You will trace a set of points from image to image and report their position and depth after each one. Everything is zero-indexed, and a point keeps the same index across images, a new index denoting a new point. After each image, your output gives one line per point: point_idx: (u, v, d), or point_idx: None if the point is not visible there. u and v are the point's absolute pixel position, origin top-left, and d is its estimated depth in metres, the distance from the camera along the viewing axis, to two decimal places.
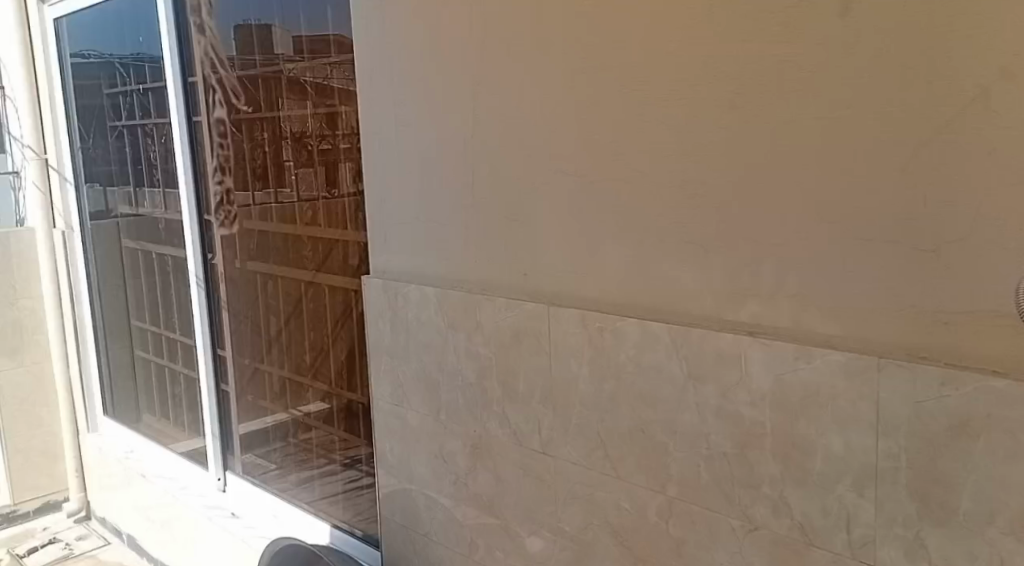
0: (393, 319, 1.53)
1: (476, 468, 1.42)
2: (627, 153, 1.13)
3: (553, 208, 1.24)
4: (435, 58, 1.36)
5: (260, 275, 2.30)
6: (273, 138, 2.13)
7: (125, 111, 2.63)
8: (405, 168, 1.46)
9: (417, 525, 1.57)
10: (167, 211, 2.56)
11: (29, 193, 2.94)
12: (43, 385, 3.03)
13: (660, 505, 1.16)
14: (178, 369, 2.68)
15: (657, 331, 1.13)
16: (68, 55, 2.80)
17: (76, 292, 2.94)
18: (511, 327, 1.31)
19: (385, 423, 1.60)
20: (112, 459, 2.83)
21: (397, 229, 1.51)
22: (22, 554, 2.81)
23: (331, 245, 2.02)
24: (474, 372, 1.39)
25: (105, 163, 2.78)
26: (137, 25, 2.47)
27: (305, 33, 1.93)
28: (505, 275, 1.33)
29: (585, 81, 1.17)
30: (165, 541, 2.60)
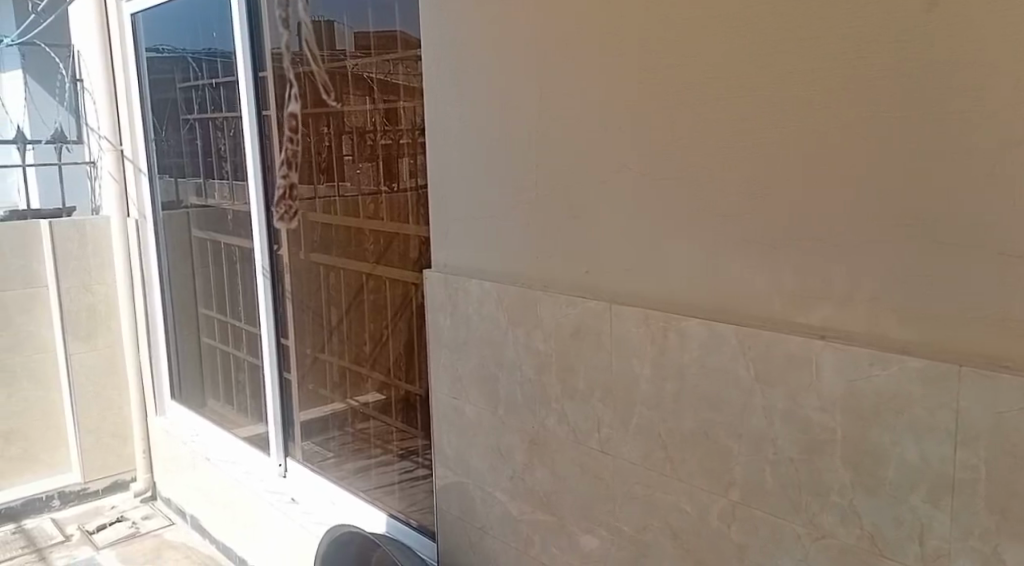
0: (453, 313, 1.54)
1: (534, 465, 1.42)
2: (695, 151, 1.11)
3: (617, 205, 1.23)
4: (502, 53, 1.36)
5: (323, 267, 2.35)
6: (336, 131, 2.17)
7: (198, 104, 2.70)
8: (469, 163, 1.47)
9: (473, 518, 1.57)
10: (235, 202, 2.62)
11: (105, 183, 3.05)
12: (115, 368, 3.14)
13: (723, 509, 1.14)
14: (243, 356, 2.75)
15: (723, 332, 1.11)
16: (144, 50, 2.88)
17: (147, 280, 3.03)
18: (573, 324, 1.31)
19: (443, 415, 1.61)
20: (178, 442, 2.92)
21: (460, 223, 1.51)
22: (92, 531, 2.91)
23: (392, 238, 2.04)
24: (534, 368, 1.39)
25: (177, 155, 2.87)
26: (210, 22, 2.53)
27: (372, 30, 1.95)
28: (567, 272, 1.33)
29: (653, 77, 1.15)
30: (227, 524, 2.67)
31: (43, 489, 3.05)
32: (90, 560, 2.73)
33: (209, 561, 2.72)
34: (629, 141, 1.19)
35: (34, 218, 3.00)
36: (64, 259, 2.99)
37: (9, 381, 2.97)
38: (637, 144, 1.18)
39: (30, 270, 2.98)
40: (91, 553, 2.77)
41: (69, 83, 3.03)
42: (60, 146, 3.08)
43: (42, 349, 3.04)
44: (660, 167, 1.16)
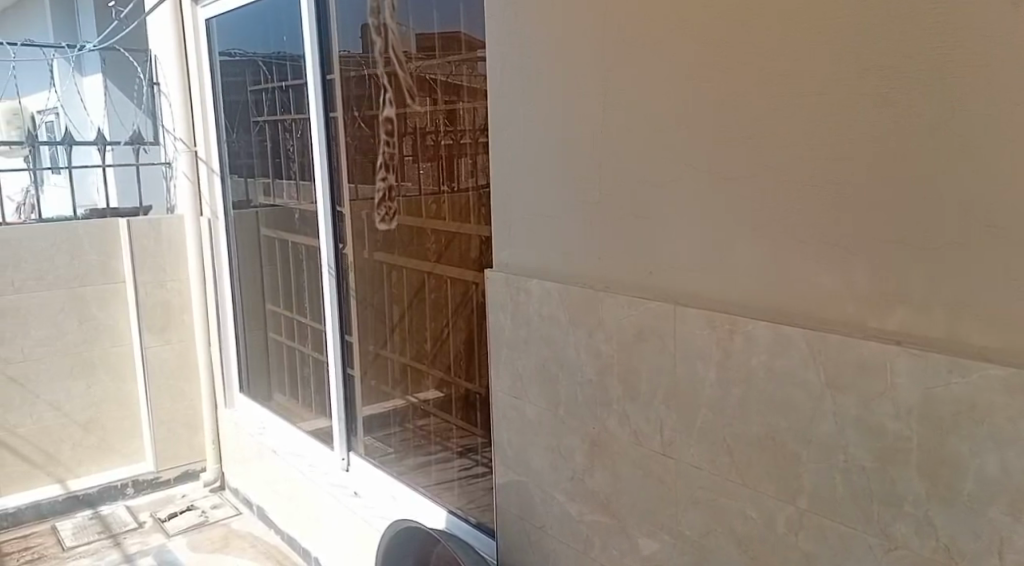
0: (514, 312, 1.55)
1: (595, 467, 1.42)
2: (765, 151, 1.10)
3: (685, 206, 1.22)
4: (569, 54, 1.36)
5: (385, 265, 2.38)
6: (399, 131, 2.20)
7: (267, 106, 2.77)
8: (531, 162, 1.47)
9: (533, 518, 1.57)
10: (302, 202, 2.68)
11: (180, 183, 3.15)
12: (187, 362, 3.24)
13: (790, 516, 1.12)
14: (308, 351, 2.81)
15: (793, 336, 1.09)
16: (216, 54, 2.96)
17: (217, 277, 3.12)
18: (636, 326, 1.30)
19: (503, 415, 1.62)
20: (246, 434, 3.00)
21: (523, 224, 1.52)
22: (164, 518, 3.02)
23: (455, 238, 2.06)
24: (596, 369, 1.38)
25: (247, 155, 2.94)
26: (280, 26, 2.59)
27: (437, 32, 1.97)
28: (631, 274, 1.32)
29: (723, 76, 1.14)
30: (291, 515, 2.74)
31: (119, 477, 3.17)
32: (162, 546, 2.82)
33: (274, 551, 2.78)
34: (697, 141, 1.18)
35: (113, 216, 3.13)
36: (140, 256, 3.10)
37: (88, 373, 3.09)
38: (705, 144, 1.17)
39: (109, 266, 3.10)
40: (163, 540, 2.86)
41: (148, 87, 3.16)
42: (138, 148, 3.18)
43: (119, 342, 3.15)
44: (729, 167, 1.15)
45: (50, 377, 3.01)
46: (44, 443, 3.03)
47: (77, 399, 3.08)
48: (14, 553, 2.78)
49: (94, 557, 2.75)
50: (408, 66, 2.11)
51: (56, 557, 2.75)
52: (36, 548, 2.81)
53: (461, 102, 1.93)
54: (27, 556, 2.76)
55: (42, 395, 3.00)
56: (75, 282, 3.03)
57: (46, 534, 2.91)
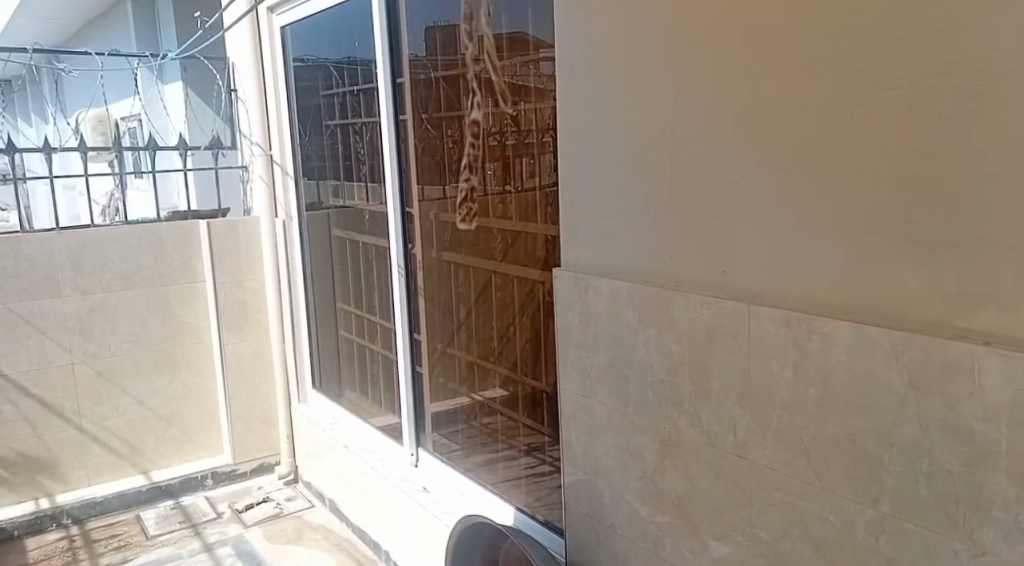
0: (583, 311, 1.55)
1: (666, 467, 1.41)
2: (843, 149, 1.08)
3: (760, 205, 1.20)
4: (641, 53, 1.36)
5: (453, 264, 2.47)
6: (460, 132, 2.28)
7: (339, 111, 2.83)
8: (602, 160, 1.48)
9: (602, 517, 1.58)
10: (371, 203, 2.74)
11: (255, 187, 3.25)
12: (262, 360, 3.34)
13: (871, 520, 1.10)
14: (377, 348, 2.87)
15: (874, 336, 1.07)
16: (291, 60, 3.04)
17: (291, 277, 3.21)
18: (708, 326, 1.29)
19: (571, 414, 1.63)
20: (318, 429, 3.07)
21: (592, 224, 1.52)
22: (241, 509, 3.12)
23: (519, 237, 2.11)
24: (666, 369, 1.38)
25: (319, 159, 3.02)
26: (350, 31, 2.64)
27: (505, 31, 1.99)
28: (703, 273, 1.31)
29: (799, 73, 1.12)
30: (362, 509, 2.80)
31: (199, 469, 3.29)
32: (239, 537, 2.91)
33: (346, 544, 2.85)
34: (775, 139, 1.17)
35: (194, 218, 3.24)
36: (220, 256, 3.21)
37: (170, 369, 3.21)
38: (783, 142, 1.16)
39: (189, 266, 3.22)
40: (240, 530, 2.96)
41: (224, 93, 3.26)
42: (217, 152, 3.28)
43: (198, 340, 3.26)
44: (806, 164, 1.13)
45: (135, 373, 3.14)
46: (129, 436, 3.17)
47: (160, 394, 3.20)
48: (102, 541, 2.91)
49: (176, 546, 2.86)
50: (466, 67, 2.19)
51: (141, 545, 2.87)
52: (122, 536, 2.93)
53: (527, 102, 1.96)
54: (113, 544, 2.89)
55: (128, 390, 3.14)
56: (158, 281, 3.15)
57: (131, 523, 3.04)
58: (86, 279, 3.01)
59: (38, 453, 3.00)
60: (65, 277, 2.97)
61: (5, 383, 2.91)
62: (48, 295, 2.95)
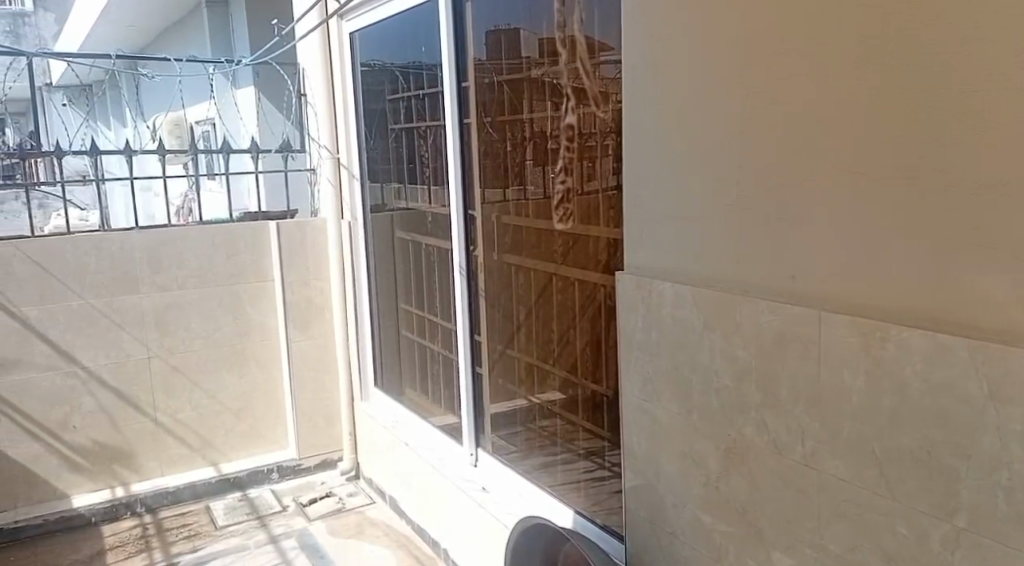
0: (646, 315, 1.56)
1: (730, 474, 1.41)
2: (921, 155, 1.07)
3: (831, 209, 1.20)
4: (709, 56, 1.36)
5: (514, 266, 2.50)
6: (523, 137, 2.34)
7: (404, 115, 2.88)
8: (667, 163, 1.48)
9: (663, 523, 1.58)
10: (433, 205, 2.79)
11: (322, 188, 3.33)
12: (327, 357, 3.41)
13: (946, 534, 1.09)
14: (437, 348, 2.91)
15: (951, 345, 1.05)
16: (359, 64, 3.10)
17: (355, 277, 3.28)
18: (775, 332, 1.29)
19: (632, 419, 1.64)
20: (380, 426, 3.13)
21: (656, 228, 1.53)
22: (305, 503, 3.19)
23: (579, 241, 2.16)
24: (732, 374, 1.38)
25: (385, 162, 3.08)
26: (416, 36, 2.69)
27: (573, 28, 2.00)
28: (772, 278, 1.31)
29: (874, 76, 1.12)
30: (422, 506, 2.84)
31: (265, 462, 3.38)
32: (304, 530, 2.98)
33: (406, 540, 2.90)
34: (847, 143, 1.16)
35: (263, 219, 3.34)
36: (288, 256, 3.29)
37: (240, 364, 3.31)
38: (857, 147, 1.15)
39: (259, 265, 3.31)
40: (304, 523, 3.04)
41: (296, 98, 3.35)
42: (287, 156, 3.38)
43: (264, 336, 3.35)
44: (881, 169, 1.12)
45: (207, 368, 3.25)
46: (201, 429, 3.27)
47: (229, 388, 3.30)
48: (173, 529, 3.02)
49: (244, 537, 2.95)
50: (529, 71, 2.27)
51: (210, 535, 2.96)
52: (192, 526, 3.04)
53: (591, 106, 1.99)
54: (185, 532, 2.99)
55: (200, 384, 3.24)
56: (229, 279, 3.25)
57: (201, 513, 3.15)
58: (162, 276, 3.12)
59: (116, 443, 3.12)
60: (143, 274, 3.09)
61: (87, 376, 3.04)
62: (128, 291, 3.07)
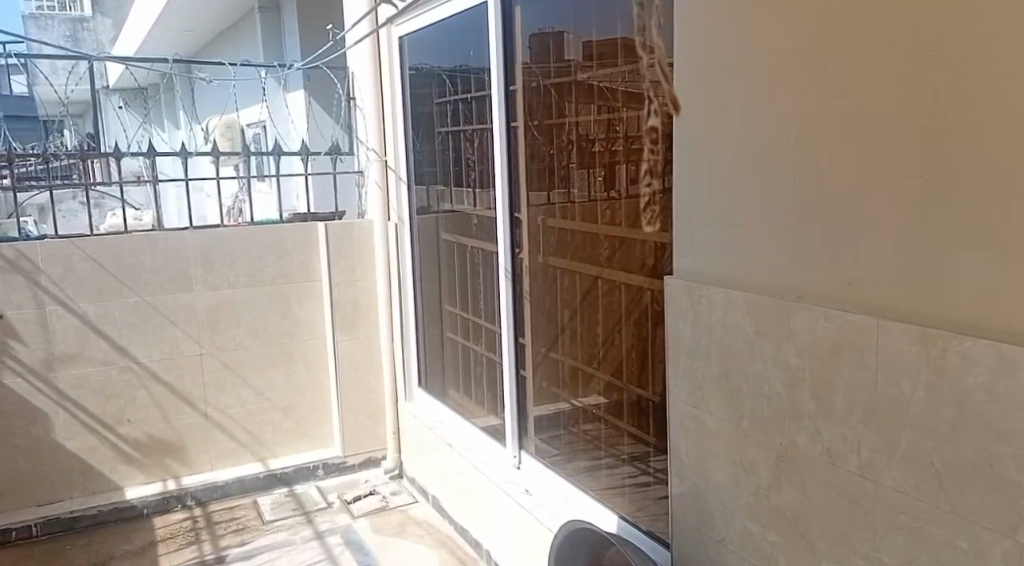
0: (695, 319, 1.56)
1: (782, 483, 1.40)
2: (986, 163, 1.06)
3: (891, 217, 1.19)
4: (765, 61, 1.36)
5: (559, 270, 2.51)
6: (570, 142, 2.36)
7: (451, 118, 2.91)
8: (721, 166, 1.48)
9: (711, 530, 1.58)
10: (478, 207, 2.81)
11: (369, 190, 3.38)
12: (372, 357, 3.46)
13: (1008, 549, 1.07)
14: (481, 349, 2.93)
15: (1015, 356, 1.04)
16: (408, 68, 3.14)
17: (401, 278, 3.32)
18: (831, 339, 1.28)
19: (680, 424, 1.64)
20: (424, 426, 3.16)
21: (706, 233, 1.53)
22: (350, 501, 3.24)
23: (625, 243, 2.17)
24: (784, 382, 1.37)
25: (432, 165, 3.11)
26: (465, 41, 2.71)
27: (621, 34, 2.06)
28: (827, 285, 1.30)
29: (938, 83, 1.11)
30: (464, 507, 2.87)
31: (310, 459, 3.44)
32: (348, 527, 3.03)
33: (448, 540, 2.92)
34: (909, 151, 1.15)
35: (313, 219, 3.40)
36: (336, 257, 3.34)
37: (288, 362, 3.37)
38: (919, 155, 1.14)
39: (307, 265, 3.36)
40: (349, 520, 3.08)
41: (344, 101, 3.40)
42: (336, 158, 3.44)
43: (312, 335, 3.40)
44: (944, 177, 1.11)
45: (257, 366, 3.31)
46: (249, 425, 3.34)
47: (277, 386, 3.37)
48: (222, 523, 3.08)
49: (290, 532, 3.00)
50: (575, 76, 2.28)
51: (258, 529, 3.02)
52: (240, 520, 3.10)
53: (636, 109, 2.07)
54: (233, 526, 3.05)
55: (250, 381, 3.31)
56: (279, 279, 3.31)
57: (249, 507, 3.21)
58: (215, 275, 3.19)
59: (168, 437, 3.20)
60: (196, 272, 3.16)
61: (141, 371, 3.12)
62: (182, 289, 3.14)
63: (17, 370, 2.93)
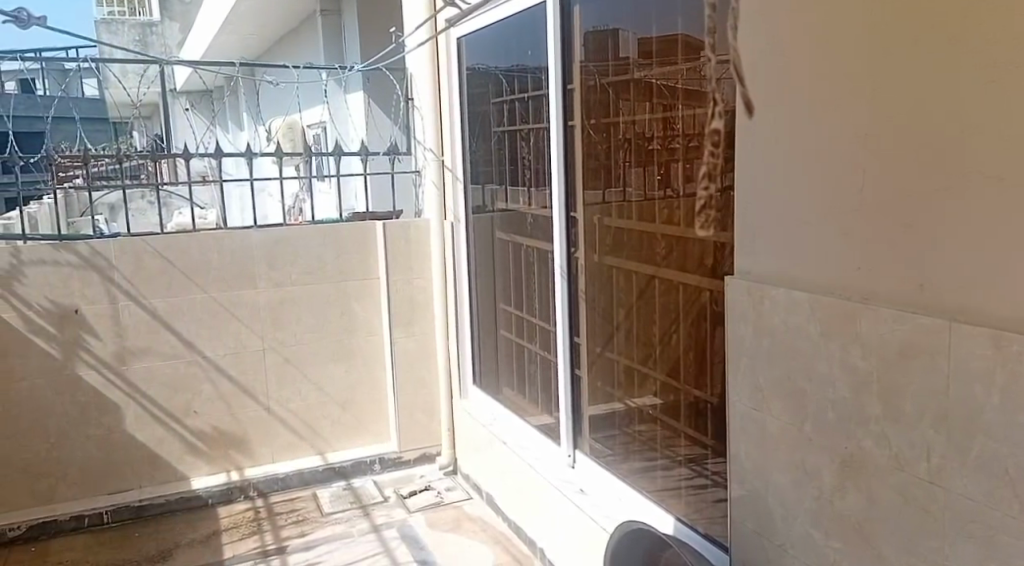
0: (756, 320, 1.55)
1: (846, 488, 1.39)
2: None
3: (963, 218, 1.17)
4: (832, 60, 1.34)
5: (615, 269, 2.49)
6: (624, 141, 2.36)
7: (508, 117, 2.93)
8: (785, 165, 1.46)
9: (772, 535, 1.56)
10: (533, 206, 2.82)
11: (426, 190, 3.43)
12: (427, 354, 3.50)
13: None
14: (535, 348, 2.95)
15: None
16: (465, 67, 3.16)
17: (456, 277, 3.35)
18: (900, 343, 1.26)
19: (740, 427, 1.63)
20: (479, 423, 3.19)
21: (769, 233, 1.52)
22: (405, 495, 3.29)
23: (683, 241, 2.17)
24: (849, 385, 1.36)
25: (487, 164, 3.14)
26: (523, 42, 2.72)
27: (681, 33, 2.05)
28: (895, 288, 1.28)
29: (1014, 81, 1.08)
30: (518, 504, 2.88)
31: (367, 454, 3.50)
32: (404, 522, 3.07)
33: (502, 537, 2.94)
34: (985, 151, 1.13)
35: (371, 219, 3.47)
36: (393, 255, 3.39)
37: (346, 359, 3.44)
38: (995, 155, 1.12)
39: (365, 263, 3.41)
40: (405, 515, 3.13)
41: (403, 102, 3.47)
42: (394, 158, 3.50)
43: (370, 332, 3.46)
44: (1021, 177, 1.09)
45: (316, 362, 3.39)
46: (309, 419, 3.41)
47: (336, 381, 3.43)
48: (283, 514, 3.16)
49: (348, 525, 3.06)
50: (632, 73, 2.28)
51: (317, 521, 3.09)
52: (301, 512, 3.17)
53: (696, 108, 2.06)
54: (294, 518, 3.12)
55: (310, 376, 3.38)
56: (339, 277, 3.37)
57: (308, 499, 3.29)
58: (278, 273, 3.27)
59: (232, 429, 3.29)
60: (260, 269, 3.24)
61: (207, 366, 3.21)
62: (246, 287, 3.23)
63: (91, 363, 3.04)
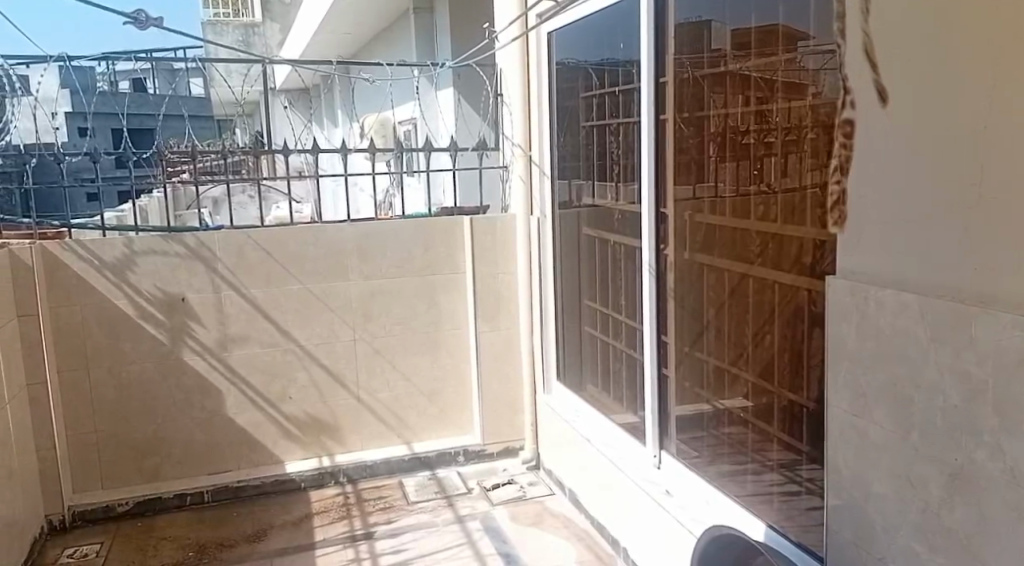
0: (860, 323, 1.51)
1: (955, 502, 1.33)
2: None
3: None
4: (952, 51, 1.29)
5: (705, 266, 2.44)
6: (717, 135, 2.36)
7: (598, 111, 2.91)
8: (897, 161, 1.41)
9: (871, 547, 1.51)
10: (621, 201, 2.79)
11: (514, 185, 3.46)
12: (511, 348, 3.53)
13: None
14: (621, 346, 2.92)
15: None
16: (556, 62, 3.15)
17: (541, 272, 3.35)
18: (1018, 350, 1.21)
19: (838, 434, 1.58)
20: (563, 420, 3.20)
21: (876, 230, 1.47)
22: (489, 488, 3.33)
23: (778, 239, 2.15)
24: (962, 395, 1.31)
25: (575, 159, 3.12)
26: (615, 34, 2.69)
27: (783, 23, 2.00)
28: (1015, 291, 1.22)
29: None
30: (601, 502, 2.87)
31: (451, 446, 3.55)
32: (487, 513, 3.11)
33: (585, 535, 2.94)
34: None
35: (459, 215, 3.51)
36: (479, 250, 3.43)
37: (434, 351, 3.50)
38: None
39: (453, 258, 3.46)
40: (488, 507, 3.16)
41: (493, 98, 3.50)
42: (483, 154, 3.54)
43: (456, 326, 3.51)
44: None
45: (405, 353, 3.46)
46: (397, 409, 3.49)
47: (423, 373, 3.50)
48: (371, 501, 3.24)
49: (433, 514, 3.12)
50: (727, 66, 2.29)
51: (404, 509, 3.16)
52: (387, 499, 3.25)
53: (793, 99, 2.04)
54: (381, 504, 3.20)
55: (398, 367, 3.46)
56: (428, 270, 3.43)
57: (394, 487, 3.36)
58: (369, 266, 3.35)
59: (323, 417, 3.39)
60: (353, 262, 3.32)
61: (302, 353, 3.32)
62: (339, 278, 3.32)
63: (195, 349, 3.19)
